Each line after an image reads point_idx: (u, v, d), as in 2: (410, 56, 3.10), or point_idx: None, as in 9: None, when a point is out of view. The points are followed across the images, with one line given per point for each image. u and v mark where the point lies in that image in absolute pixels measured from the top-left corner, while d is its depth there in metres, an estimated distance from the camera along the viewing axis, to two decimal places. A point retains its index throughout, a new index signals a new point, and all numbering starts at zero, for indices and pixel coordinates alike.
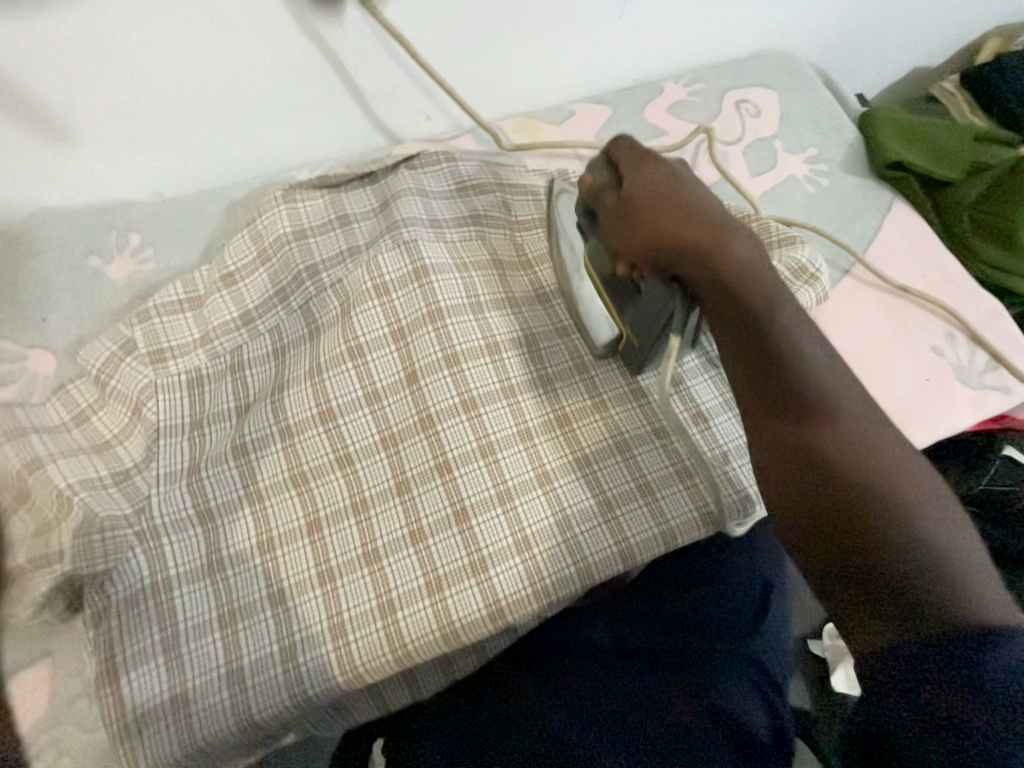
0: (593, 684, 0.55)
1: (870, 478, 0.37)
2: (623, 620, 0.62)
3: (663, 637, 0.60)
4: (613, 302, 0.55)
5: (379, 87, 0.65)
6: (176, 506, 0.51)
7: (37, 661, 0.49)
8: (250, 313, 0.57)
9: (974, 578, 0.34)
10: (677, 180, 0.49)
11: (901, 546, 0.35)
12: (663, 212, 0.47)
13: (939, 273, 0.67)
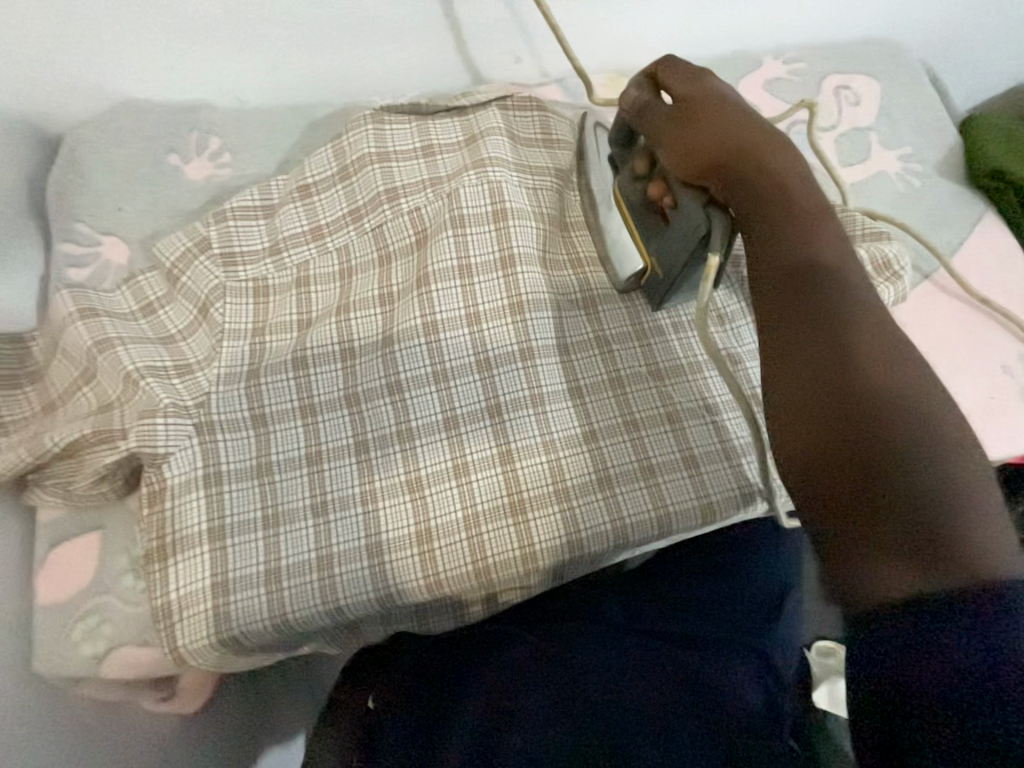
0: (606, 636, 0.55)
1: (899, 408, 0.34)
2: (637, 590, 0.62)
3: (679, 610, 0.60)
4: (640, 231, 0.52)
5: (476, 20, 0.64)
6: (233, 406, 0.52)
7: (87, 532, 0.51)
8: (323, 230, 0.58)
9: (997, 538, 0.30)
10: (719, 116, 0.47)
11: (914, 476, 0.32)
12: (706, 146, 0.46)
13: (1022, 294, 0.64)
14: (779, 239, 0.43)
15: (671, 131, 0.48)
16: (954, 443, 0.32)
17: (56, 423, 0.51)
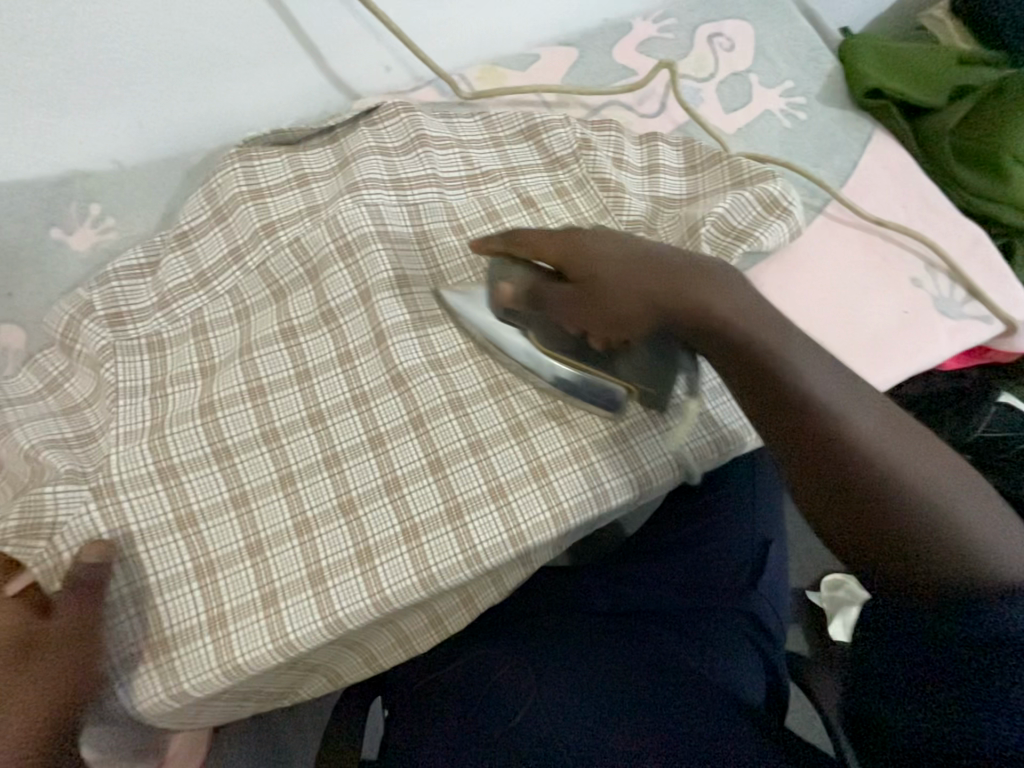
0: (570, 634, 0.58)
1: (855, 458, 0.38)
2: (620, 577, 0.63)
3: (650, 590, 0.62)
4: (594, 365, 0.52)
5: (332, 36, 0.63)
6: (135, 463, 0.51)
7: None
8: (206, 275, 0.58)
9: (976, 533, 0.35)
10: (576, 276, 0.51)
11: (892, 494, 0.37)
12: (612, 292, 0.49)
13: (918, 205, 0.65)
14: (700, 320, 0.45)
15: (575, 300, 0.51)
16: (908, 457, 0.38)
17: None
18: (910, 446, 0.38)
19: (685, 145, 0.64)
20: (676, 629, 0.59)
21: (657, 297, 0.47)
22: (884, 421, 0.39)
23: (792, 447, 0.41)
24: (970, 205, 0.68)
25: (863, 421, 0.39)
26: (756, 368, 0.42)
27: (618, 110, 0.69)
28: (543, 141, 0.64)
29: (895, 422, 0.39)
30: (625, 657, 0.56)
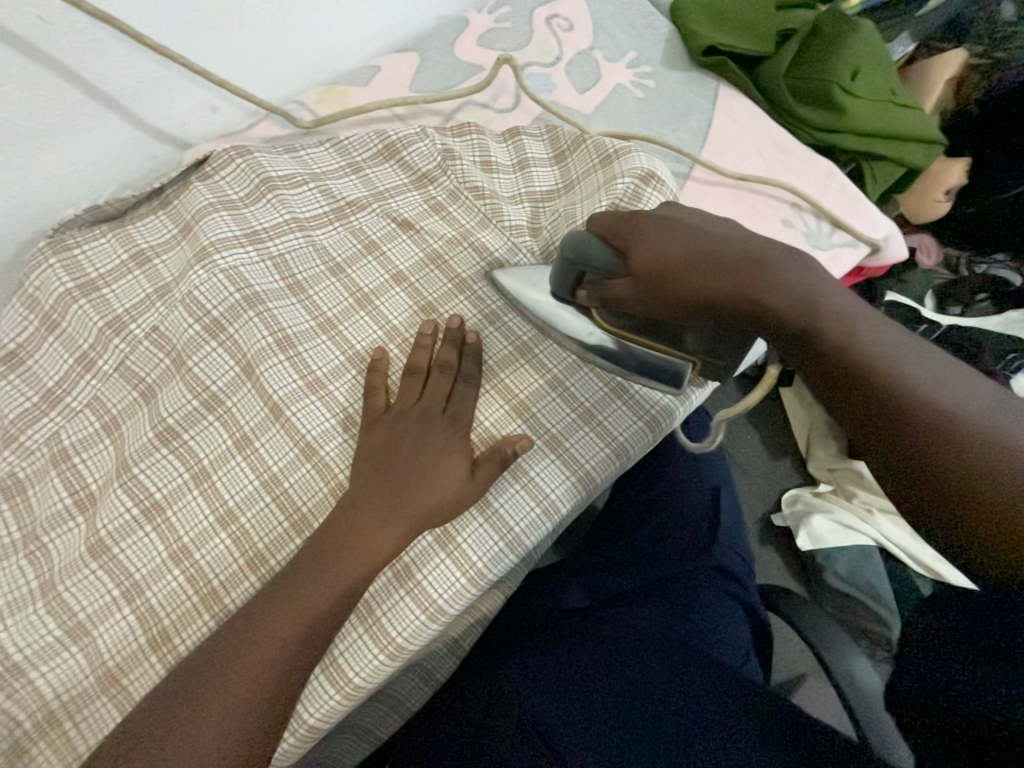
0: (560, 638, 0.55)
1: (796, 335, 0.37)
2: (595, 573, 0.63)
3: (627, 577, 0.62)
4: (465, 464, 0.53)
5: (130, 85, 0.54)
6: (36, 634, 0.44)
7: None
8: (56, 392, 0.49)
9: (939, 381, 0.33)
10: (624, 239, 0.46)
11: (842, 361, 0.36)
12: (644, 234, 0.45)
13: (773, 150, 0.69)
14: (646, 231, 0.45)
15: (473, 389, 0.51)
16: (858, 328, 0.37)
17: None
18: (896, 337, 0.36)
19: (548, 134, 0.63)
20: (651, 602, 0.58)
21: (654, 248, 0.44)
22: (883, 329, 0.37)
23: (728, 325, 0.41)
24: (820, 141, 0.72)
25: (881, 341, 0.36)
26: (758, 270, 0.40)
27: (474, 112, 0.67)
28: (405, 160, 0.61)
29: (836, 298, 0.38)
30: (603, 638, 0.54)
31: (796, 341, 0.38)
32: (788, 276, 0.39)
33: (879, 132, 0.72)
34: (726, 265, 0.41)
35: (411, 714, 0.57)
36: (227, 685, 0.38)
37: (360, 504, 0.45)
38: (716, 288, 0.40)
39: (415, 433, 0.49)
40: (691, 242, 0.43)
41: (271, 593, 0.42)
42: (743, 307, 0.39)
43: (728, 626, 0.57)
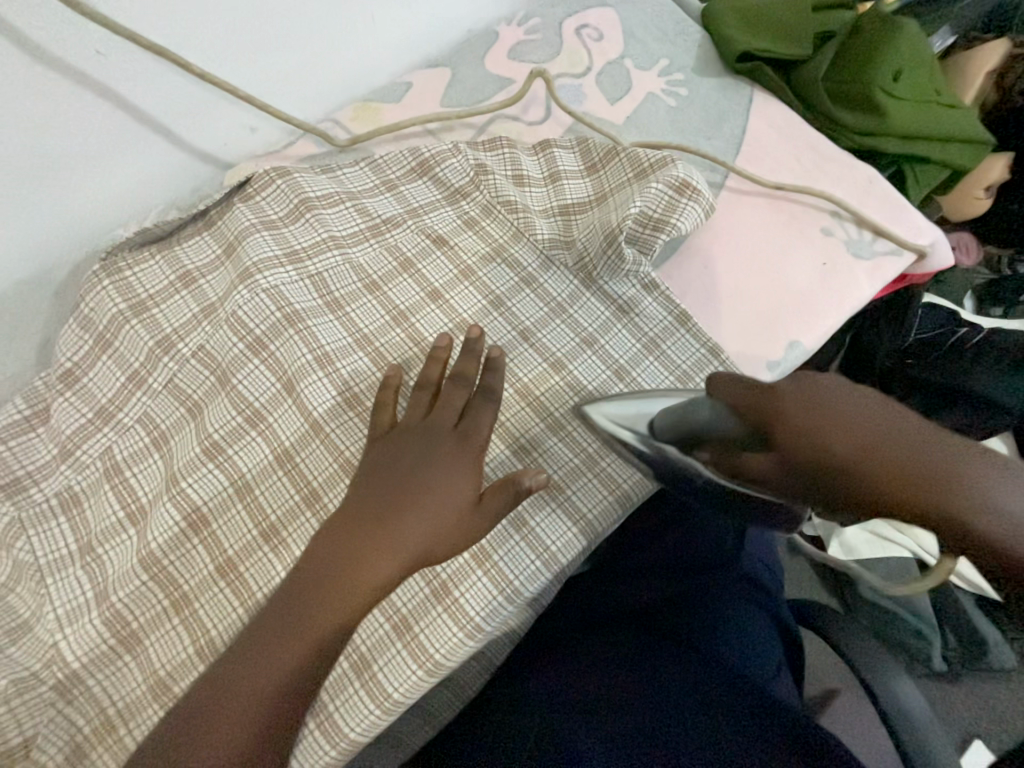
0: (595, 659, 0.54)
1: (996, 534, 0.31)
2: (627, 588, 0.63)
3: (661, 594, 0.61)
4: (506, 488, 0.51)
5: (176, 110, 0.56)
6: (93, 644, 0.45)
7: None
8: (108, 408, 0.51)
9: None
10: (762, 407, 0.38)
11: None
12: (792, 410, 0.37)
13: (811, 156, 0.67)
14: (787, 399, 0.38)
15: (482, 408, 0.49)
16: None
17: None
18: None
19: (580, 146, 0.62)
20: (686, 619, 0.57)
21: (783, 418, 0.37)
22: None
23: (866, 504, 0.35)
24: (859, 145, 0.70)
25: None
26: (955, 487, 0.33)
27: (504, 126, 0.67)
28: (438, 176, 0.61)
29: (983, 474, 0.33)
30: (637, 652, 0.52)
31: (1005, 568, 0.31)
32: (1005, 499, 0.32)
33: (922, 133, 0.70)
34: (875, 438, 0.35)
35: (444, 726, 0.57)
36: (227, 696, 0.38)
37: (360, 527, 0.44)
38: (848, 462, 0.35)
39: (420, 456, 0.47)
40: (820, 398, 0.37)
41: (271, 612, 0.41)
42: (877, 485, 0.34)
43: (764, 644, 0.56)
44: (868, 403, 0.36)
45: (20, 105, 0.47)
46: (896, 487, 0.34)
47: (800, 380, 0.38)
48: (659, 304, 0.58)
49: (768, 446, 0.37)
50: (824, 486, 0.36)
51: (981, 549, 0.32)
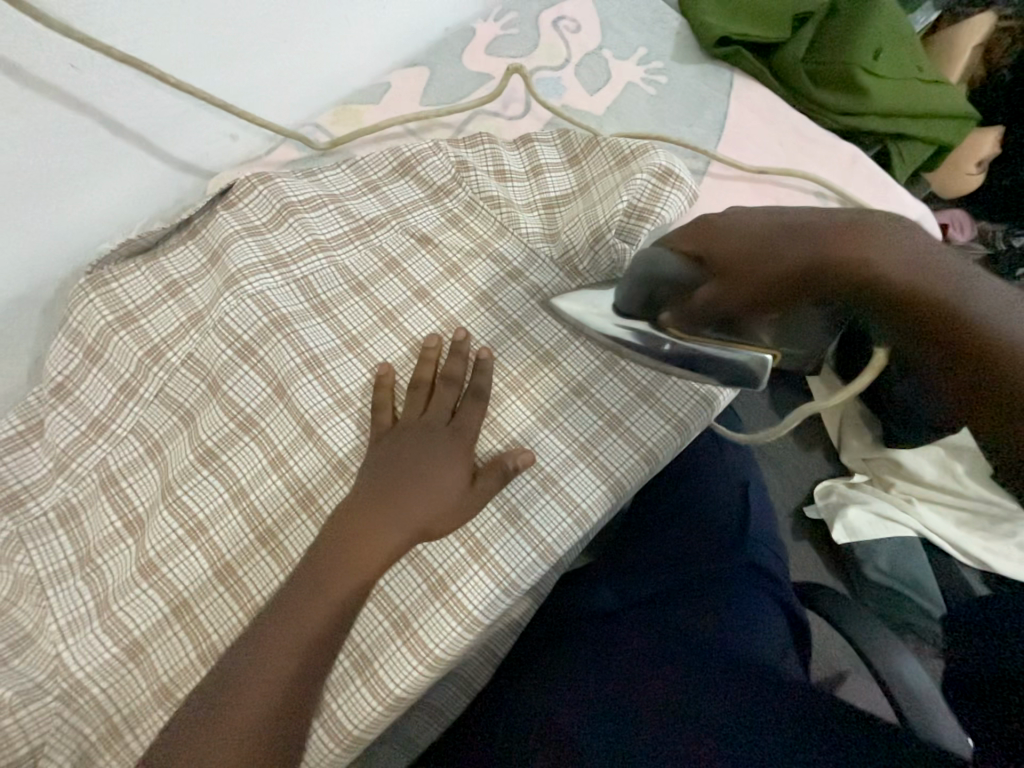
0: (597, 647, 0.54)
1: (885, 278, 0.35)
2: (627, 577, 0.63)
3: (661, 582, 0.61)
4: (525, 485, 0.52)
5: (155, 121, 0.57)
6: (96, 653, 0.46)
7: None
8: (102, 420, 0.52)
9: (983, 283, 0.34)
10: (711, 239, 0.42)
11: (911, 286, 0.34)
12: (715, 240, 0.42)
13: (793, 138, 0.67)
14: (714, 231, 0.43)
15: (473, 405, 0.51)
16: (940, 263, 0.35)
17: None
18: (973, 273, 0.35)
19: (560, 139, 0.62)
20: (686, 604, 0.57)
21: (718, 250, 0.41)
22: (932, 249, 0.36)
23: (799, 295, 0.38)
24: (841, 125, 0.70)
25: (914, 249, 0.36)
26: (857, 237, 0.37)
27: (485, 122, 0.67)
28: (420, 174, 0.61)
29: (877, 227, 0.37)
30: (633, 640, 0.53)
31: (916, 315, 0.34)
32: (890, 243, 0.36)
33: (905, 111, 0.69)
34: (788, 228, 0.39)
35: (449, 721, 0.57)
36: (239, 701, 0.39)
37: (362, 504, 0.46)
38: (790, 257, 0.38)
39: (416, 442, 0.49)
40: (733, 223, 0.42)
41: (278, 610, 0.42)
42: (785, 264, 0.38)
43: (764, 629, 0.54)
44: (784, 210, 0.41)
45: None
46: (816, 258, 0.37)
47: (721, 216, 0.43)
48: None
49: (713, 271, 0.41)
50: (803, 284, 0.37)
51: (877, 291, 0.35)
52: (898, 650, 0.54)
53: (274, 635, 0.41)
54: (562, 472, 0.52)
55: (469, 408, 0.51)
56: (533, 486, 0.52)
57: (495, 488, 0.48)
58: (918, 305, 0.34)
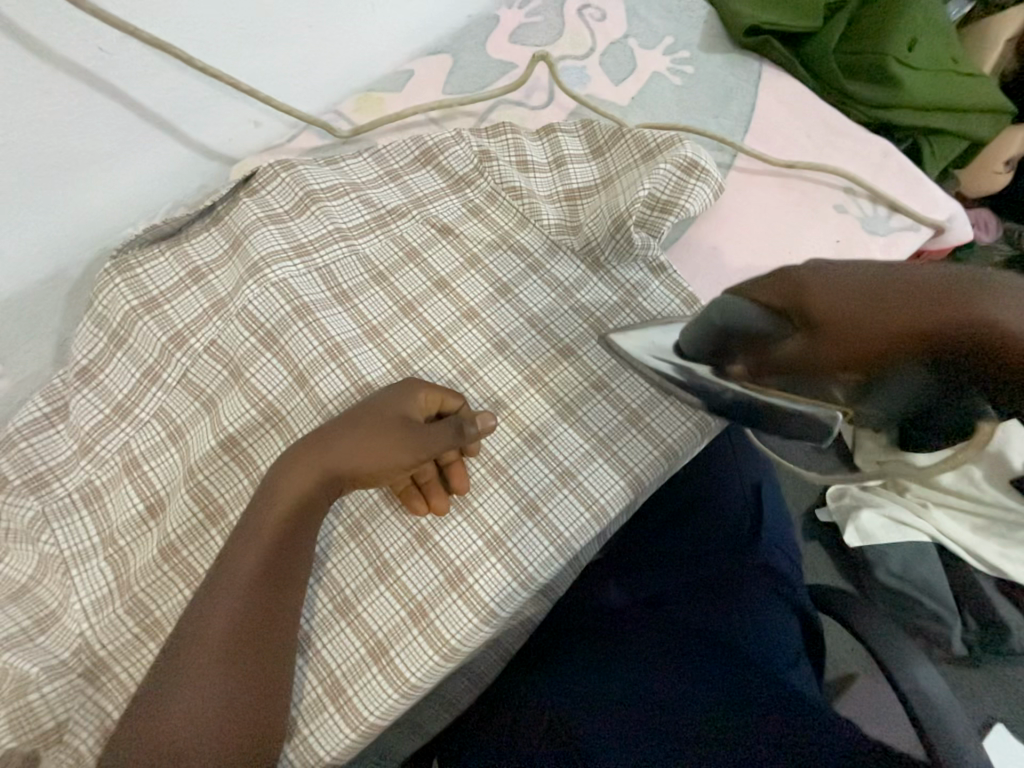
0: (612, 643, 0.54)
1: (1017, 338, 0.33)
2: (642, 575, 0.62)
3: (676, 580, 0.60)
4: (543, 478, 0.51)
5: (178, 105, 0.56)
6: (118, 633, 0.46)
7: None
8: (125, 403, 0.52)
9: None
10: (805, 291, 0.40)
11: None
12: (849, 288, 0.39)
13: (822, 131, 0.65)
14: (812, 286, 0.40)
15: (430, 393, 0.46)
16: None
17: None
18: None
19: (584, 129, 0.61)
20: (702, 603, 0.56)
21: (814, 305, 0.39)
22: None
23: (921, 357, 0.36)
24: (872, 118, 0.68)
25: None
26: (964, 298, 0.35)
27: (507, 112, 0.66)
28: (442, 164, 0.61)
29: (981, 286, 0.35)
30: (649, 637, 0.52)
31: (1011, 376, 0.34)
32: (1012, 308, 0.34)
33: (939, 105, 0.68)
34: (864, 286, 0.39)
35: (461, 713, 0.58)
36: (179, 699, 0.37)
37: (292, 470, 0.43)
38: (903, 320, 0.36)
39: (356, 415, 0.45)
40: (836, 273, 0.40)
41: (217, 570, 0.40)
42: (906, 332, 0.36)
43: (781, 629, 0.53)
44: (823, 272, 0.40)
45: (24, 102, 0.48)
46: (922, 309, 0.36)
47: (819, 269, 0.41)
48: (667, 288, 0.57)
49: (810, 332, 0.39)
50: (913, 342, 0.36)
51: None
52: (920, 659, 0.52)
53: (206, 633, 0.38)
54: (581, 467, 0.52)
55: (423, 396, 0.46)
56: (552, 479, 0.51)
57: (437, 437, 0.43)
58: (1008, 358, 0.34)
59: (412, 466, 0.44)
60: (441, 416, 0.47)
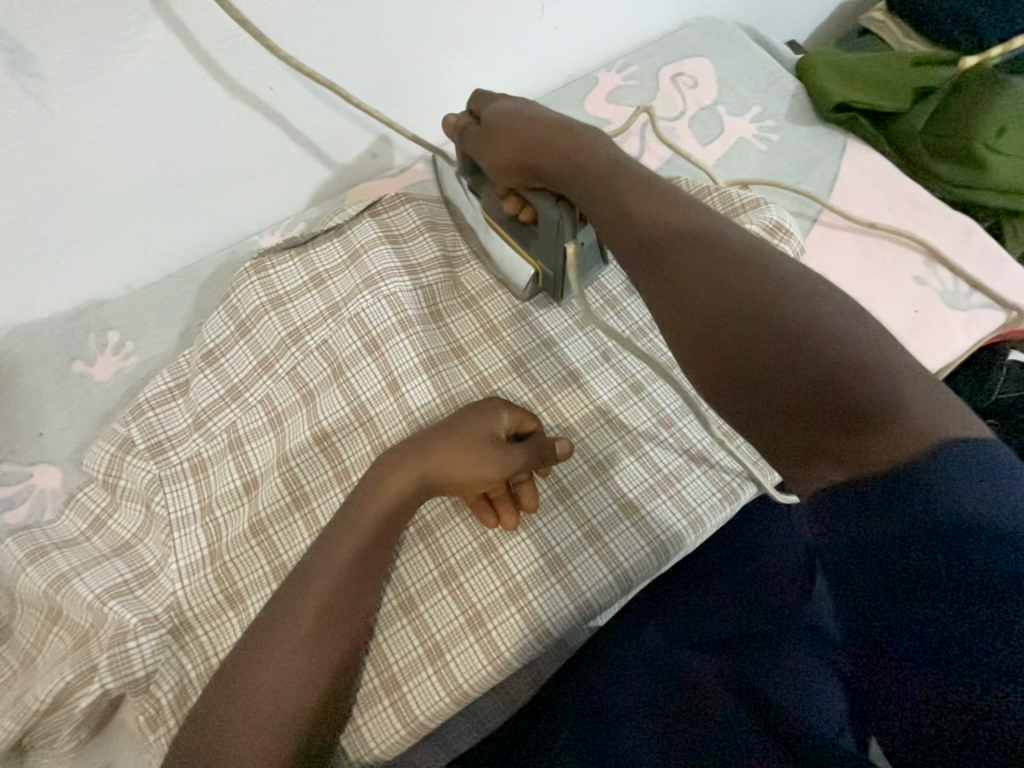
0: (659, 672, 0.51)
1: (813, 341, 0.33)
2: None
3: None
4: (608, 507, 0.53)
5: (318, 138, 0.65)
6: (204, 596, 0.51)
7: None
8: (238, 388, 0.58)
9: (924, 406, 0.30)
10: (556, 148, 0.49)
11: (807, 329, 0.33)
12: (557, 155, 0.49)
13: (906, 205, 0.67)
14: (560, 160, 0.48)
15: (511, 413, 0.51)
16: (817, 305, 0.35)
17: (34, 678, 0.49)
18: (866, 342, 0.33)
19: (672, 183, 0.65)
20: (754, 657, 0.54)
21: (540, 172, 0.50)
22: (822, 299, 0.35)
23: (662, 290, 0.39)
24: (953, 197, 0.70)
25: (829, 319, 0.34)
26: (772, 275, 0.36)
27: None
28: None
29: (772, 271, 0.37)
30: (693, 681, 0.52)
31: (704, 308, 0.36)
32: (695, 229, 0.40)
33: None
34: (672, 192, 0.44)
35: None
36: (252, 686, 0.40)
37: (377, 485, 0.47)
38: (608, 218, 0.44)
39: (442, 431, 0.50)
40: (584, 148, 0.48)
41: (305, 569, 0.44)
42: (665, 231, 0.41)
43: None
44: (602, 151, 0.47)
45: (201, 126, 0.57)
46: (660, 233, 0.41)
47: (534, 120, 0.50)
48: None
49: (533, 177, 0.50)
50: (623, 228, 0.43)
51: (739, 307, 0.35)
52: None
53: (279, 625, 0.42)
54: (645, 501, 0.53)
55: (508, 416, 0.51)
56: (615, 510, 0.53)
57: (522, 456, 0.49)
58: (680, 270, 0.39)
59: (493, 481, 0.49)
60: (519, 436, 0.52)
